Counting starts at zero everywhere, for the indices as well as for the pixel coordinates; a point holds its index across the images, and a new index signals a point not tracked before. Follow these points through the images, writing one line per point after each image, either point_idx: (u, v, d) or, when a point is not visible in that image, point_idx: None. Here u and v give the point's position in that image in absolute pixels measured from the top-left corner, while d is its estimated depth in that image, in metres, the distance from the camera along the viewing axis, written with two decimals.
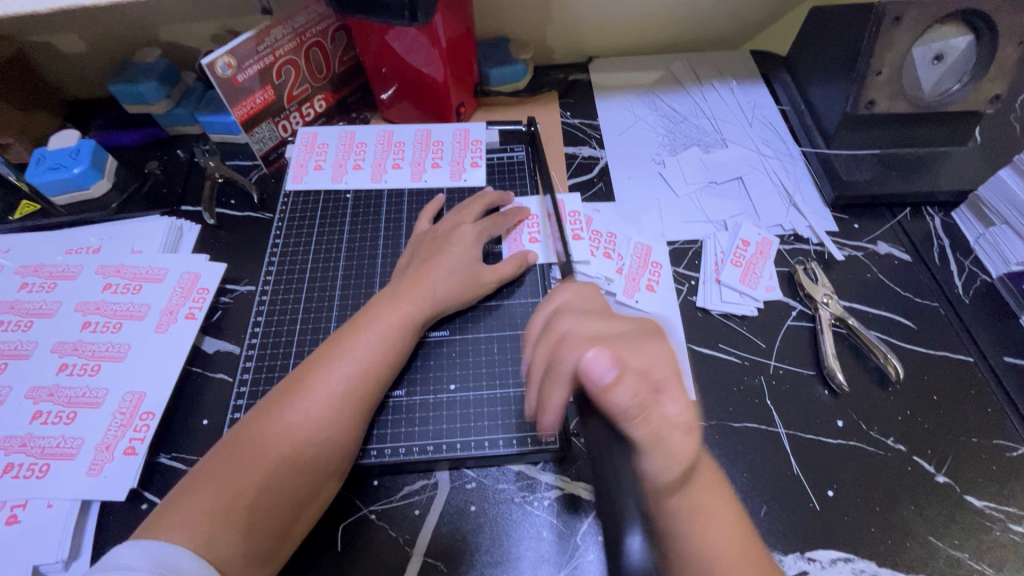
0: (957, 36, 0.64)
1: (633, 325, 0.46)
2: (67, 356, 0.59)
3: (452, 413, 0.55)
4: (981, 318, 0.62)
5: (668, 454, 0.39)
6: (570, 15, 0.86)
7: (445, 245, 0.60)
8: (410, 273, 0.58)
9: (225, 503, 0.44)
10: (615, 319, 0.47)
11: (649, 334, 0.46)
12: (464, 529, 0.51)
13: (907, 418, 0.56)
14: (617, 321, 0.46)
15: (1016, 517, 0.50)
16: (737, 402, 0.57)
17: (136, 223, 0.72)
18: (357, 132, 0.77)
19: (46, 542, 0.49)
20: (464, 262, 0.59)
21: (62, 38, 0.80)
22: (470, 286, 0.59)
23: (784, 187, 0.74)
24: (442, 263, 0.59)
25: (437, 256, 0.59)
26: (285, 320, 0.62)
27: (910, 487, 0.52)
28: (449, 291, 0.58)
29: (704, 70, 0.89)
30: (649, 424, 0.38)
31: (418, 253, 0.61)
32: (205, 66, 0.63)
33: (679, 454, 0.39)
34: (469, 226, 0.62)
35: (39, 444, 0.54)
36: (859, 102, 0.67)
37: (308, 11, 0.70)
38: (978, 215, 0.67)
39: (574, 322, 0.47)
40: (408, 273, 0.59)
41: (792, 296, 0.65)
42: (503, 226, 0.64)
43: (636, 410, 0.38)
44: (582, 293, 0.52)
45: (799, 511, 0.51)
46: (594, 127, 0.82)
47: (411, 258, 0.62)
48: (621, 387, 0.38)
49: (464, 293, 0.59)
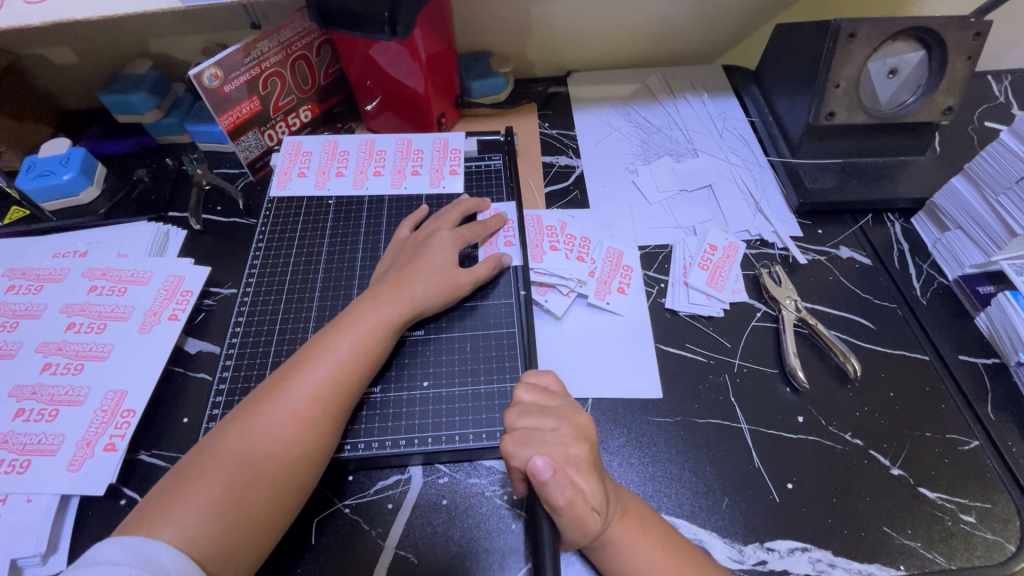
0: (910, 52, 0.68)
1: (563, 420, 0.48)
2: (51, 355, 0.61)
3: (425, 409, 0.57)
4: (937, 317, 0.65)
5: (582, 534, 0.44)
6: (548, 29, 0.89)
7: (423, 250, 0.63)
8: (389, 278, 0.60)
9: (213, 499, 0.45)
10: (551, 413, 0.49)
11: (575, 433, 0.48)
12: (435, 523, 0.53)
13: (865, 413, 0.58)
14: (550, 417, 0.49)
15: (967, 507, 0.52)
16: (702, 399, 0.59)
17: (124, 229, 0.74)
18: (340, 140, 0.79)
19: (23, 536, 0.50)
20: (441, 268, 0.61)
21: (54, 50, 0.82)
22: (447, 289, 0.61)
23: (750, 195, 0.77)
24: (421, 268, 0.61)
25: (415, 260, 0.62)
26: (264, 321, 0.64)
27: (866, 479, 0.54)
28: (427, 292, 0.60)
29: (678, 82, 0.92)
30: (572, 517, 0.43)
31: (398, 258, 0.64)
32: (193, 77, 0.65)
33: (589, 531, 0.44)
34: (447, 233, 0.64)
35: (20, 440, 0.55)
36: (819, 113, 0.70)
37: (294, 25, 0.73)
38: (935, 220, 0.70)
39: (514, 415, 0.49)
40: (389, 276, 0.61)
41: (757, 297, 0.67)
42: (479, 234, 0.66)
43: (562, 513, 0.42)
44: (537, 382, 0.52)
45: (759, 502, 0.53)
46: (571, 138, 0.85)
47: (391, 265, 0.64)
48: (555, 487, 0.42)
49: (442, 296, 0.60)
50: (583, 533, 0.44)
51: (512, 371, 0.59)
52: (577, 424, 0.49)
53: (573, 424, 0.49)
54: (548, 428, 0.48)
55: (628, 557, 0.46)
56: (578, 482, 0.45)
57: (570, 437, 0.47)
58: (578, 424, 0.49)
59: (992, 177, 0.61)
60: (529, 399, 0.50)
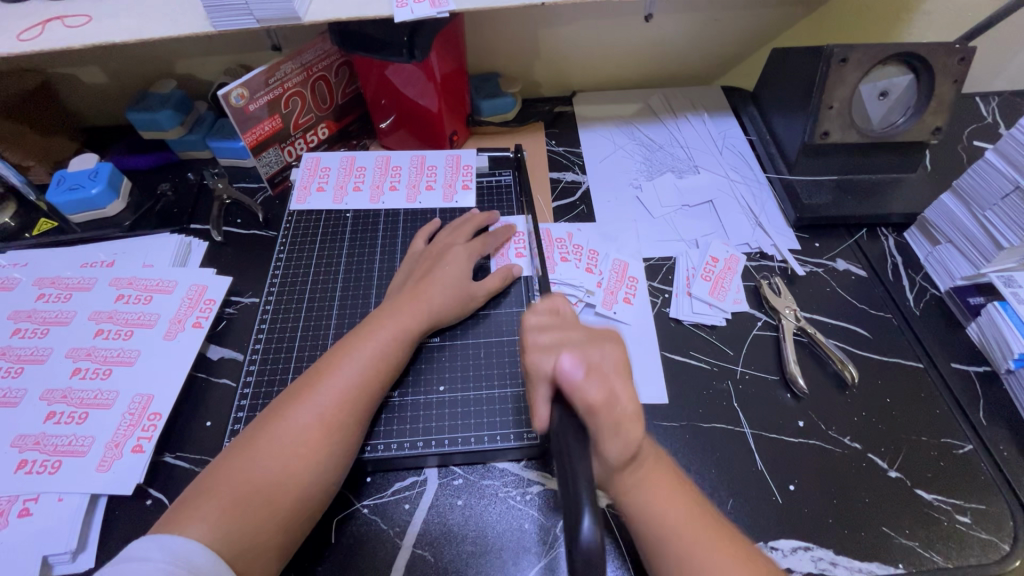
0: (899, 75, 0.72)
1: (583, 331, 0.49)
2: (80, 361, 0.63)
3: (441, 412, 0.60)
4: (931, 327, 0.68)
5: (620, 440, 0.43)
6: (555, 52, 0.93)
7: (438, 265, 0.65)
8: (407, 289, 0.63)
9: (239, 500, 0.47)
10: (570, 328, 0.50)
11: (600, 338, 0.49)
12: (451, 523, 0.55)
13: (863, 418, 0.60)
14: (570, 329, 0.50)
15: (962, 508, 0.54)
16: (706, 405, 0.62)
17: (148, 240, 0.77)
18: (357, 157, 0.83)
19: (55, 533, 0.52)
20: (455, 278, 0.64)
21: (84, 70, 0.86)
22: (460, 300, 0.64)
23: (750, 210, 0.80)
24: (437, 279, 0.63)
25: (431, 273, 0.64)
26: (286, 329, 0.66)
27: (865, 481, 0.56)
28: (442, 304, 0.62)
29: (679, 103, 0.96)
30: (610, 416, 0.42)
31: (414, 271, 0.66)
32: (220, 97, 0.69)
33: (628, 438, 0.43)
34: (461, 247, 0.67)
35: (52, 442, 0.57)
36: (814, 132, 0.74)
37: (315, 48, 0.77)
38: (926, 235, 0.73)
39: (538, 331, 0.50)
40: (406, 287, 0.64)
41: (758, 307, 0.70)
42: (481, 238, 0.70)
43: (602, 406, 0.42)
44: (548, 307, 0.53)
45: (763, 504, 0.55)
46: (577, 155, 0.89)
47: (407, 276, 0.66)
48: (588, 384, 0.42)
49: (455, 308, 0.63)
50: (624, 441, 0.43)
51: (525, 376, 0.62)
52: (596, 332, 0.49)
53: (594, 333, 0.49)
54: (571, 337, 0.49)
55: (654, 502, 0.46)
56: (614, 384, 0.44)
57: (595, 341, 0.48)
58: (599, 332, 0.50)
59: (978, 193, 0.64)
60: (543, 319, 0.52)
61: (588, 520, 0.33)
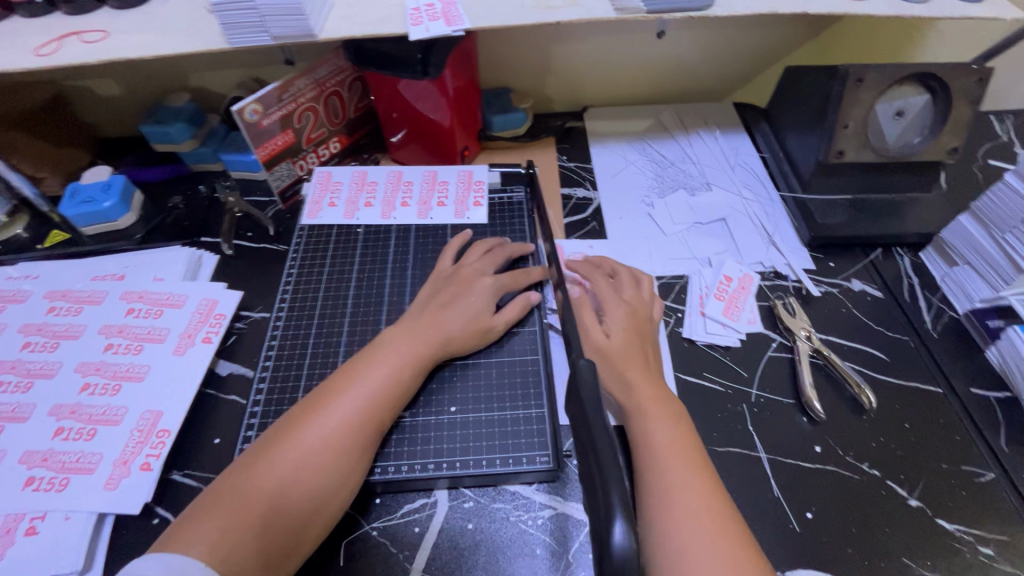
0: (914, 95, 0.71)
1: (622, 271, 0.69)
2: (90, 376, 0.63)
3: (453, 433, 0.59)
4: (949, 350, 0.66)
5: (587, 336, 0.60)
6: (567, 67, 0.93)
7: (466, 293, 0.64)
8: (424, 314, 0.62)
9: (238, 523, 0.44)
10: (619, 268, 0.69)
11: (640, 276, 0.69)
12: (461, 546, 0.54)
13: (881, 444, 0.59)
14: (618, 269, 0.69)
15: (985, 539, 0.53)
16: (721, 428, 0.61)
17: (158, 253, 0.77)
18: (368, 172, 0.83)
19: (60, 554, 0.52)
20: (478, 306, 0.63)
21: (99, 82, 0.87)
22: (480, 328, 0.63)
23: (764, 228, 0.79)
24: (458, 308, 0.62)
25: (455, 301, 0.63)
26: (297, 346, 0.66)
27: (884, 510, 0.55)
28: (460, 332, 0.61)
29: (691, 119, 0.96)
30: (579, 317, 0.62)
31: (438, 292, 0.64)
32: (235, 112, 0.69)
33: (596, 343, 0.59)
34: (490, 279, 0.66)
35: (60, 459, 0.57)
36: (829, 151, 0.73)
37: (329, 64, 0.77)
38: (943, 255, 0.72)
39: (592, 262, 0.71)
40: (424, 311, 0.62)
41: (773, 328, 0.69)
42: (505, 255, 0.70)
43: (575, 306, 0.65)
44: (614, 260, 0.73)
45: (780, 532, 0.54)
46: (588, 170, 0.89)
47: (429, 296, 0.64)
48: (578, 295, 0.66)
49: (474, 337, 0.62)
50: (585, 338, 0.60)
51: (537, 398, 0.61)
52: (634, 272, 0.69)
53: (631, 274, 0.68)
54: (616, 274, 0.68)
55: (655, 426, 0.51)
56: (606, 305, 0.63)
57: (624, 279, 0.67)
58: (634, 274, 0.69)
59: (998, 216, 0.63)
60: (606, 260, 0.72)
61: (620, 528, 0.32)
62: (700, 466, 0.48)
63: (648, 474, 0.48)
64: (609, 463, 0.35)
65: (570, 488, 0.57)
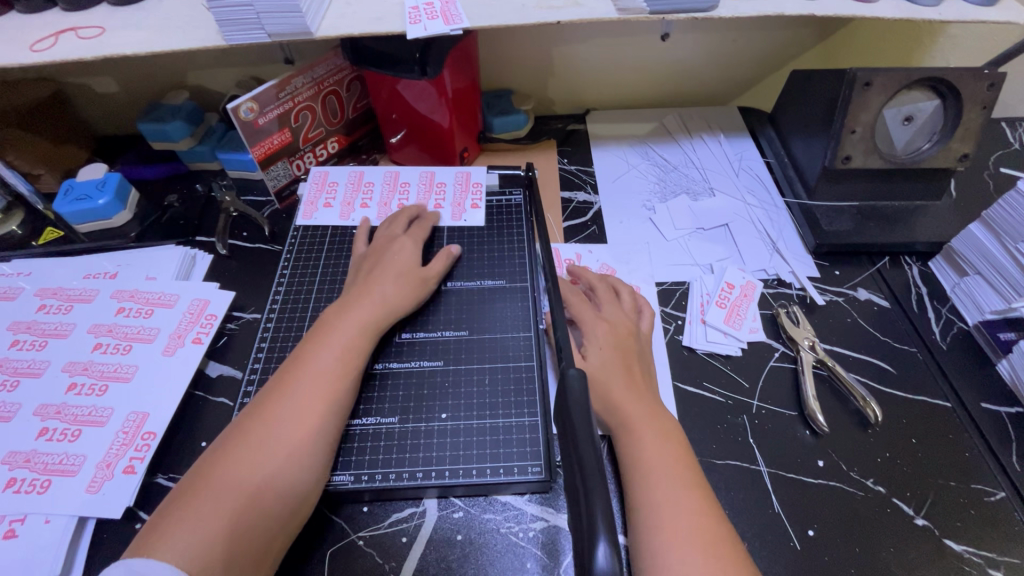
0: (925, 100, 0.70)
1: (598, 281, 0.68)
2: (77, 375, 0.62)
3: (443, 442, 0.57)
4: (959, 362, 0.64)
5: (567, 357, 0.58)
6: (568, 69, 0.92)
7: (386, 254, 0.66)
8: (356, 285, 0.63)
9: (204, 529, 0.42)
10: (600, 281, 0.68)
11: (621, 286, 0.67)
12: (449, 559, 0.52)
13: (886, 460, 0.57)
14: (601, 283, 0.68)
15: (995, 562, 0.51)
16: (720, 439, 0.59)
17: (151, 252, 0.76)
18: (365, 172, 0.82)
19: (38, 558, 0.50)
20: (400, 263, 0.65)
21: (98, 80, 0.86)
22: (415, 286, 0.64)
23: (767, 234, 0.78)
24: (385, 273, 0.64)
25: (379, 266, 0.65)
26: (287, 349, 0.64)
27: (889, 529, 0.53)
28: (397, 295, 0.62)
29: (695, 123, 0.94)
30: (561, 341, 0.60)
31: (362, 266, 0.66)
32: (230, 110, 0.68)
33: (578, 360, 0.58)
34: (404, 237, 0.69)
35: (42, 460, 0.56)
36: (836, 156, 0.72)
37: (327, 63, 0.76)
38: (952, 265, 0.70)
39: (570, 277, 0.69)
40: (356, 284, 0.63)
41: (775, 337, 0.67)
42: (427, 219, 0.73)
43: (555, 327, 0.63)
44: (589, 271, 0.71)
45: (779, 550, 0.52)
46: (589, 174, 0.87)
47: (354, 274, 0.66)
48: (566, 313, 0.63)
49: (411, 293, 0.64)
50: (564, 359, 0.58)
51: (530, 406, 0.60)
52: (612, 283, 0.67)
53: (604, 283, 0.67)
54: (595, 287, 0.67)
55: (649, 445, 0.50)
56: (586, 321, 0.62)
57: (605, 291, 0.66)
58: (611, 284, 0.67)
59: (1010, 225, 0.61)
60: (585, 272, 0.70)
61: (603, 549, 0.30)
62: (695, 484, 0.47)
63: (639, 488, 0.47)
64: (594, 480, 0.33)
65: (562, 499, 0.56)
